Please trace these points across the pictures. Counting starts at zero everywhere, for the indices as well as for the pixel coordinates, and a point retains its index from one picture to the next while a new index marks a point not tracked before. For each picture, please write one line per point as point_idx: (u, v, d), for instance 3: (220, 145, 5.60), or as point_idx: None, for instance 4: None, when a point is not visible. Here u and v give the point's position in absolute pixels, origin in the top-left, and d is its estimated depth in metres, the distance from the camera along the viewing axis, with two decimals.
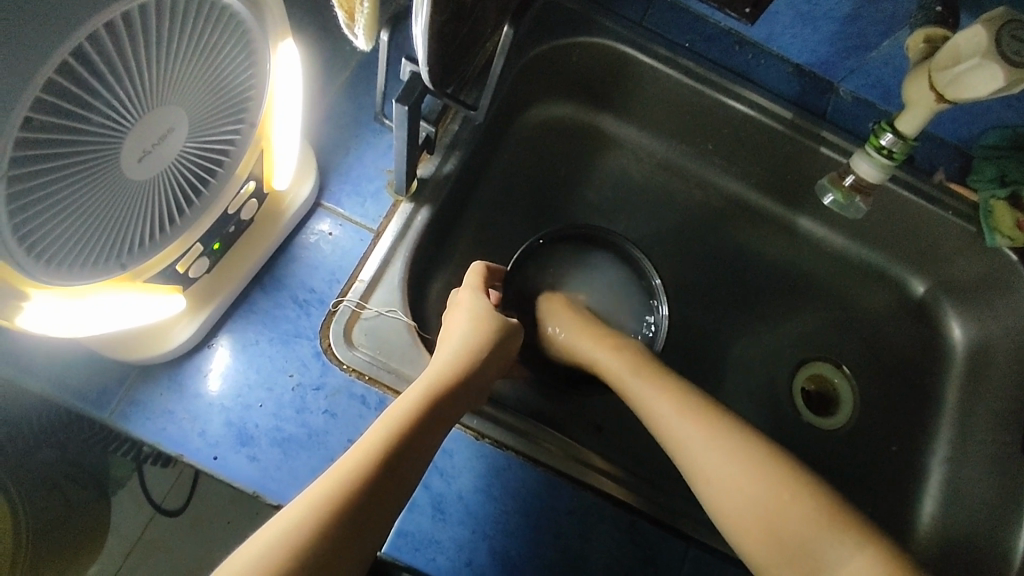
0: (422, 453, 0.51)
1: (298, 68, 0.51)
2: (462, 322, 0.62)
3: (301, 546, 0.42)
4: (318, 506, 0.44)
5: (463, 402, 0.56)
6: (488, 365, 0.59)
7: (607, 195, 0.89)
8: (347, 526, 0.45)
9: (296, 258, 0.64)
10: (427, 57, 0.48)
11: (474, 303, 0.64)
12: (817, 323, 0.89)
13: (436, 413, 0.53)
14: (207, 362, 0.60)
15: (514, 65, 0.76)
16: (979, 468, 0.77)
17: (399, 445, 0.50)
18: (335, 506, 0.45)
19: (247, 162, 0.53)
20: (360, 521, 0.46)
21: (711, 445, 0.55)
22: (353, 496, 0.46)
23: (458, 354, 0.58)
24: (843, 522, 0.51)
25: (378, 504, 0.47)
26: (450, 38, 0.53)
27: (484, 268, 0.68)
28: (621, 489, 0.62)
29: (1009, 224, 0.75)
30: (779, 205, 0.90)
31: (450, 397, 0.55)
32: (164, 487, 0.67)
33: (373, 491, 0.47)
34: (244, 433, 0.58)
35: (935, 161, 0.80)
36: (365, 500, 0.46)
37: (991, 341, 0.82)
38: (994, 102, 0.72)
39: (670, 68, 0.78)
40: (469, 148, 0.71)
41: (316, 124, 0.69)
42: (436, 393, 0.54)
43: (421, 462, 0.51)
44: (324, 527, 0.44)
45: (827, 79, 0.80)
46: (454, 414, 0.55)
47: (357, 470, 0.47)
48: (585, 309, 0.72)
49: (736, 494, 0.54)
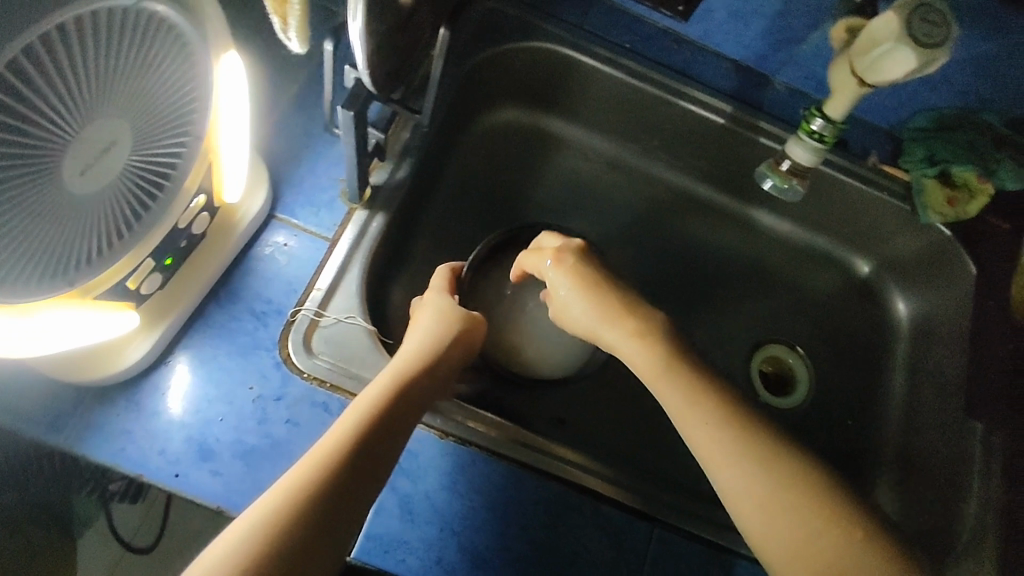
0: (391, 442, 0.52)
1: (241, 78, 0.51)
2: (426, 316, 0.63)
3: (273, 539, 0.43)
4: (288, 499, 0.45)
5: (430, 390, 0.57)
6: (452, 353, 0.61)
7: (559, 195, 0.91)
8: (320, 517, 0.45)
9: (251, 271, 0.64)
10: (367, 64, 0.49)
11: (436, 302, 0.64)
12: (769, 308, 0.92)
13: (403, 400, 0.54)
14: (164, 379, 0.59)
15: (460, 71, 0.78)
16: (928, 435, 0.80)
17: (367, 435, 0.51)
18: (306, 498, 0.45)
19: (196, 175, 0.53)
20: (332, 511, 0.46)
21: (721, 442, 0.52)
22: (324, 488, 0.47)
23: (423, 345, 0.60)
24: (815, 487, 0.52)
25: (351, 496, 0.48)
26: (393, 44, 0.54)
27: (449, 271, 0.69)
28: (580, 473, 0.65)
29: (941, 201, 0.79)
30: (725, 196, 0.93)
31: (416, 383, 0.56)
32: (133, 521, 0.56)
33: (344, 481, 0.48)
34: (206, 448, 0.58)
35: (867, 146, 0.84)
36: (337, 492, 0.47)
37: (931, 313, 0.86)
38: (916, 86, 0.76)
39: (613, 69, 0.81)
40: (420, 154, 0.72)
41: (266, 137, 0.69)
42: (403, 382, 0.55)
43: (389, 454, 0.52)
44: (295, 519, 0.44)
45: (760, 73, 0.83)
46: (422, 401, 0.56)
47: (326, 461, 0.48)
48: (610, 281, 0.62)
49: (745, 501, 0.51)
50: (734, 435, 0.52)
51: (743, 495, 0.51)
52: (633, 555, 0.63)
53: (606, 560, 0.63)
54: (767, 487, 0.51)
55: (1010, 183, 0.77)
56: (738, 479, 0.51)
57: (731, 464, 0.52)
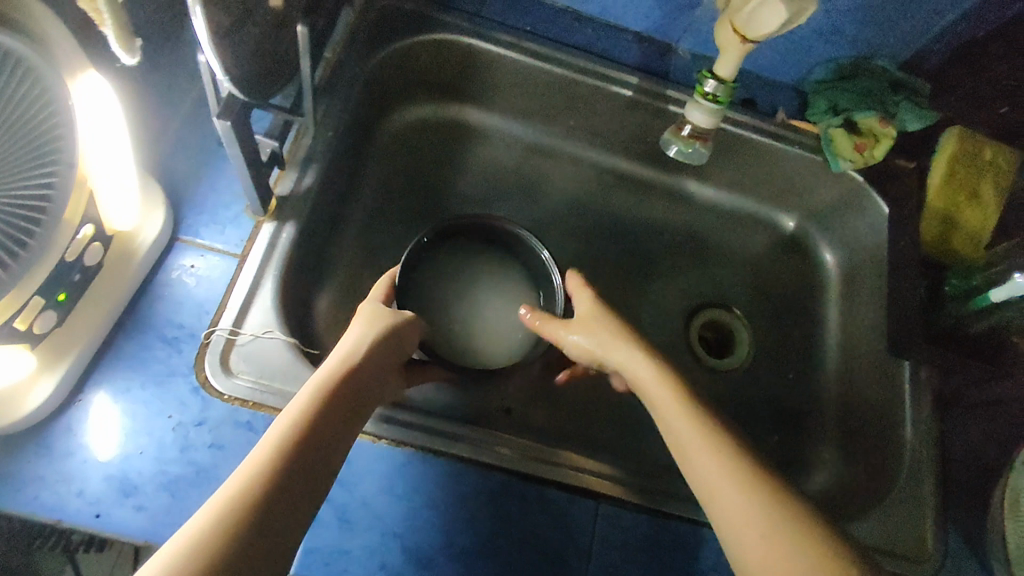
0: (330, 443, 0.49)
1: (107, 96, 0.49)
2: (357, 322, 0.61)
3: (219, 546, 0.38)
4: (230, 504, 0.40)
5: (361, 390, 0.54)
6: (383, 348, 0.58)
7: (481, 186, 0.89)
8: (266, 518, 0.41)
9: (159, 297, 0.63)
10: (224, 69, 0.49)
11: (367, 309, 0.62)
12: (704, 277, 0.91)
13: (342, 404, 0.52)
14: (75, 419, 0.57)
15: (360, 70, 0.75)
16: (865, 380, 0.81)
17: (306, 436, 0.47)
18: (251, 500, 0.41)
19: (75, 208, 0.50)
20: (278, 513, 0.42)
21: (716, 461, 0.52)
22: (267, 490, 0.42)
23: (350, 346, 0.57)
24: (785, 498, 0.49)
25: (298, 498, 0.44)
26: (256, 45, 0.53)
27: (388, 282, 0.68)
28: (518, 461, 0.64)
29: (849, 149, 0.80)
30: (649, 167, 0.92)
31: (352, 387, 0.53)
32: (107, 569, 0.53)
33: (288, 481, 0.44)
34: (127, 484, 0.56)
35: (775, 103, 0.85)
36: (283, 492, 0.43)
37: (854, 259, 0.88)
38: (813, 39, 0.78)
39: (517, 53, 0.80)
40: (327, 159, 0.71)
41: (161, 159, 0.67)
42: (332, 383, 0.52)
43: (331, 455, 0.48)
44: (240, 523, 0.39)
45: (665, 42, 0.84)
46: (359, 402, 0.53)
47: (268, 464, 0.44)
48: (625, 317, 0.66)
49: (738, 518, 0.48)
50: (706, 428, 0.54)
51: (722, 493, 0.50)
52: (580, 533, 0.63)
53: (555, 541, 0.63)
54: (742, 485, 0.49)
55: (910, 122, 0.78)
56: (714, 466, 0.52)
57: (710, 453, 0.52)
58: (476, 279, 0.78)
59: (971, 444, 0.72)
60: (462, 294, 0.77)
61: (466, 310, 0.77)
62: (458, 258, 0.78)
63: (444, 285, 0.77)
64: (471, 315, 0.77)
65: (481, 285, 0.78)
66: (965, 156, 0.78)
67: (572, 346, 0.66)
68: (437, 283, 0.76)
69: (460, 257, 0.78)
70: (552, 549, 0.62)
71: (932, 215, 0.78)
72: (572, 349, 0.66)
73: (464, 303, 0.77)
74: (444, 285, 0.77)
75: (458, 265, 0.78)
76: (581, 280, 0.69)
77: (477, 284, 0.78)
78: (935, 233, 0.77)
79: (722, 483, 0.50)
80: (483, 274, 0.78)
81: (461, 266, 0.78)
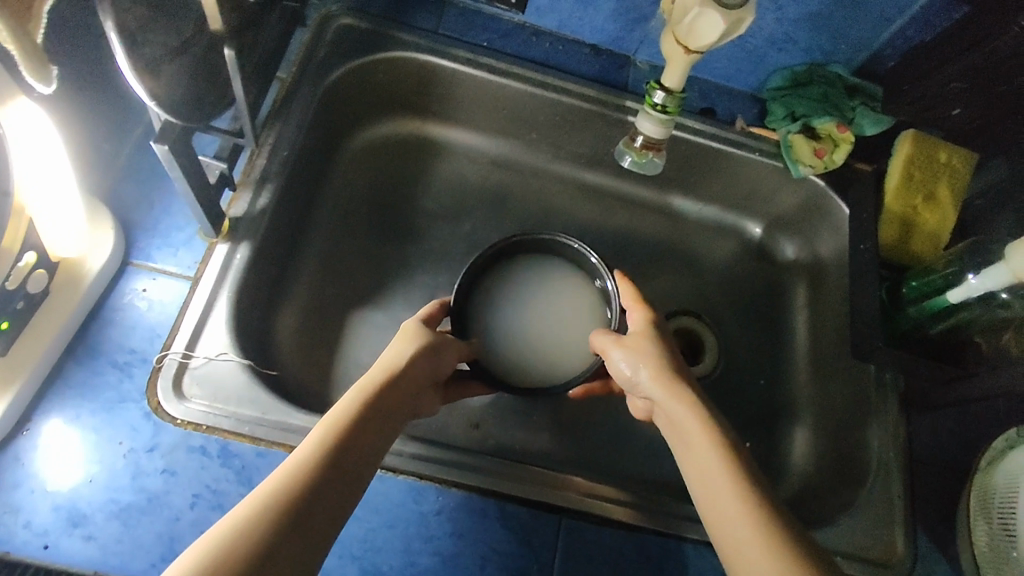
0: (357, 460, 0.50)
1: (43, 124, 0.50)
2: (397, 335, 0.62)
3: (235, 558, 0.39)
4: (264, 510, 0.42)
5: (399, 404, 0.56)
6: (421, 361, 0.60)
7: (446, 201, 0.88)
8: (284, 530, 0.42)
9: (110, 322, 0.62)
10: (151, 94, 0.49)
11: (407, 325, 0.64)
12: (673, 284, 0.91)
13: (378, 420, 0.53)
14: (24, 448, 0.57)
15: (317, 89, 0.75)
16: (834, 383, 0.81)
17: (335, 452, 0.48)
18: (270, 514, 0.42)
19: (14, 235, 0.50)
20: (297, 525, 0.43)
21: (726, 493, 0.51)
22: (290, 505, 0.43)
23: (391, 358, 0.59)
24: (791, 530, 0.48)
25: (316, 513, 0.44)
26: (188, 68, 0.53)
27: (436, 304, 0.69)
28: (499, 481, 0.63)
29: (809, 154, 0.80)
30: (612, 178, 0.92)
31: (389, 403, 0.55)
32: None
33: (310, 496, 0.44)
34: (76, 513, 0.55)
35: (733, 111, 0.85)
36: (301, 507, 0.44)
37: (820, 263, 0.88)
38: (765, 47, 0.79)
39: (474, 68, 0.80)
40: (282, 179, 0.71)
41: (115, 183, 0.67)
42: (369, 398, 0.53)
43: (356, 471, 0.49)
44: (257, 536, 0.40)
45: (622, 54, 0.85)
46: (393, 418, 0.55)
47: (294, 476, 0.45)
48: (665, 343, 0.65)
49: (741, 552, 0.47)
50: (722, 458, 0.53)
51: (733, 530, 0.49)
52: (541, 549, 0.63)
53: (516, 557, 0.62)
54: (753, 523, 0.48)
55: (868, 129, 0.79)
56: (728, 504, 0.50)
57: (727, 490, 0.51)
58: (540, 292, 0.77)
59: (937, 446, 0.74)
60: (526, 309, 0.76)
61: (529, 326, 0.76)
62: (518, 272, 0.77)
63: (507, 302, 0.76)
64: (536, 330, 0.76)
65: (546, 298, 0.77)
66: (920, 158, 0.78)
67: (615, 369, 0.65)
68: (498, 300, 0.76)
69: (520, 271, 0.77)
70: (515, 565, 0.62)
71: (891, 219, 0.77)
72: (615, 373, 0.65)
73: (529, 317, 0.76)
74: (505, 302, 0.76)
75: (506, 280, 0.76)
76: (637, 296, 0.70)
77: (542, 298, 0.77)
78: (895, 236, 0.77)
79: (734, 522, 0.49)
80: (548, 285, 0.77)
81: (521, 280, 0.77)
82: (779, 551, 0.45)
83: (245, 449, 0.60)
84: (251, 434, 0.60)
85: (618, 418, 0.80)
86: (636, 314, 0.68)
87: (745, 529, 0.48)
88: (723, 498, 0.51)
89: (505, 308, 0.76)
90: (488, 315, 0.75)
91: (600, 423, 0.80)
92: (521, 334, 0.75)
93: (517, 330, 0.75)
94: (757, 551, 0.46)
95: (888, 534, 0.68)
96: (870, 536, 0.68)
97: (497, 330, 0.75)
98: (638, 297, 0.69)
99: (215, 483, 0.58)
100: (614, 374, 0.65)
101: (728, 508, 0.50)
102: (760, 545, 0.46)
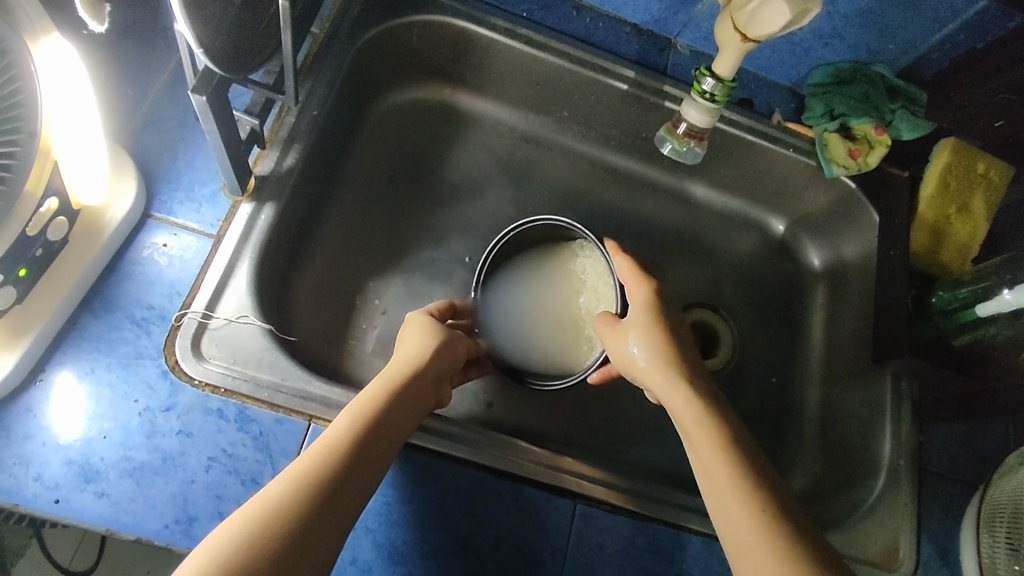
0: (367, 454, 0.52)
1: (73, 65, 0.48)
2: (414, 332, 0.65)
3: (240, 554, 0.42)
4: (267, 510, 0.45)
5: (413, 398, 0.58)
6: (436, 360, 0.62)
7: (471, 173, 0.86)
8: (297, 535, 0.45)
9: (128, 276, 0.60)
10: (197, 40, 0.46)
11: (416, 320, 0.66)
12: (693, 275, 0.89)
13: (388, 412, 0.55)
14: (38, 400, 0.55)
15: (349, 49, 0.72)
16: (847, 386, 0.81)
17: (348, 452, 0.51)
18: (279, 518, 0.45)
19: (38, 177, 0.47)
20: (307, 527, 0.46)
21: (727, 493, 0.50)
22: (294, 502, 0.46)
23: (408, 357, 0.61)
24: (797, 532, 0.48)
25: (333, 512, 0.48)
26: (229, 16, 0.50)
27: (447, 304, 0.72)
28: (502, 462, 0.63)
29: (843, 154, 0.79)
30: (640, 163, 0.90)
31: (401, 398, 0.57)
32: None
33: (323, 498, 0.47)
34: (89, 469, 0.54)
35: (771, 104, 0.83)
36: (316, 510, 0.47)
37: (842, 266, 0.87)
38: (812, 41, 0.76)
39: (511, 39, 0.77)
40: (310, 139, 0.69)
41: (139, 132, 0.65)
42: (377, 398, 0.55)
43: (371, 471, 0.52)
44: (268, 542, 0.43)
45: (663, 36, 0.81)
46: (410, 412, 0.57)
47: (297, 479, 0.48)
48: (674, 332, 0.63)
49: (744, 556, 0.47)
50: (724, 455, 0.52)
51: (737, 535, 0.48)
52: (554, 533, 0.62)
53: (530, 539, 0.62)
54: (756, 529, 0.48)
55: (906, 133, 0.78)
56: (731, 507, 0.50)
57: (731, 491, 0.50)
58: (568, 278, 0.78)
59: (946, 457, 0.74)
60: (552, 293, 0.78)
61: (554, 312, 0.78)
62: (544, 260, 0.79)
63: (536, 291, 0.78)
64: (564, 313, 0.77)
65: (575, 282, 0.78)
66: (958, 168, 0.78)
67: (618, 348, 0.63)
68: (529, 289, 0.78)
69: (549, 259, 0.79)
70: (527, 547, 0.61)
71: (923, 226, 0.78)
72: (618, 356, 0.63)
73: (559, 303, 0.78)
74: (535, 290, 0.78)
75: (536, 268, 0.78)
76: (636, 271, 0.67)
77: (571, 283, 0.78)
78: (925, 244, 0.77)
79: (739, 527, 0.49)
80: (575, 271, 0.78)
81: (543, 265, 0.79)
82: (786, 560, 0.45)
83: (263, 415, 0.58)
84: (270, 400, 0.59)
85: (629, 407, 0.80)
86: (638, 290, 0.66)
87: (749, 535, 0.48)
88: (726, 498, 0.50)
89: (535, 297, 0.78)
90: (519, 306, 0.78)
91: (612, 411, 0.79)
92: (552, 321, 0.77)
93: (546, 317, 0.77)
94: (762, 560, 0.46)
95: (895, 540, 0.69)
96: (876, 541, 0.68)
97: (529, 320, 0.77)
98: (637, 271, 0.67)
99: (232, 447, 0.56)
100: (615, 356, 0.64)
101: (732, 511, 0.50)
102: (765, 553, 0.46)
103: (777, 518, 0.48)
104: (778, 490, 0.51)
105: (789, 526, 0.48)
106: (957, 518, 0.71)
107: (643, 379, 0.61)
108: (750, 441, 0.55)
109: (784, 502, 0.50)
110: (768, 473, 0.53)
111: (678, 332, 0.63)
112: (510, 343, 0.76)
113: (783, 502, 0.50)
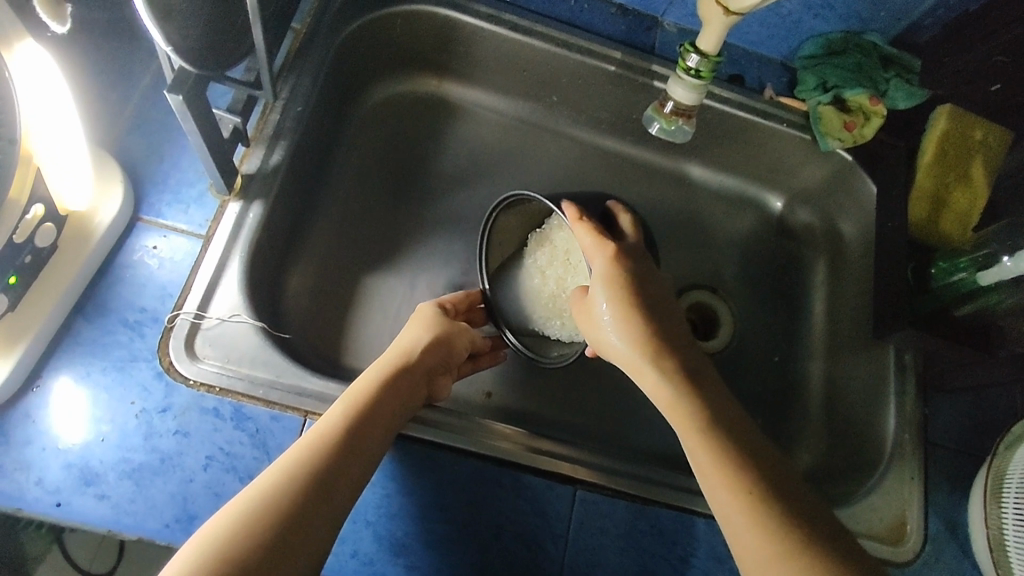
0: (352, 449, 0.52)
1: (49, 69, 0.47)
2: (411, 329, 0.65)
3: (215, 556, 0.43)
4: (241, 512, 0.46)
5: (402, 392, 0.58)
6: (428, 354, 0.62)
7: (463, 162, 0.85)
8: (279, 536, 0.45)
9: (119, 279, 0.60)
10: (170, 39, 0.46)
11: (422, 312, 0.67)
12: (692, 254, 0.88)
13: (372, 407, 0.55)
14: (35, 405, 0.56)
15: (331, 44, 0.72)
16: (851, 362, 0.80)
17: (326, 451, 0.50)
18: (259, 521, 0.45)
19: (22, 184, 0.47)
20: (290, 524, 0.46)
21: (710, 471, 0.50)
22: (270, 503, 0.46)
23: (403, 350, 0.61)
24: (788, 503, 0.48)
25: (322, 507, 0.48)
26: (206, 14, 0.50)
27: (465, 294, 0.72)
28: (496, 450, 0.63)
29: (838, 126, 0.77)
30: (632, 144, 0.89)
31: (389, 394, 0.56)
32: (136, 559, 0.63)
33: (308, 499, 0.48)
34: (88, 472, 0.54)
35: (762, 79, 0.82)
36: (304, 507, 0.47)
37: (843, 241, 0.86)
38: (801, 13, 0.74)
39: (495, 25, 0.76)
40: (296, 136, 0.69)
41: (125, 135, 0.65)
42: (363, 394, 0.55)
43: (360, 467, 0.52)
44: (249, 545, 0.44)
45: (650, 15, 0.80)
46: (397, 407, 0.57)
47: (276, 482, 0.48)
48: (648, 303, 0.60)
49: (735, 532, 0.47)
50: (703, 434, 0.52)
51: (725, 512, 0.48)
52: (555, 519, 0.62)
53: (531, 526, 0.62)
54: (740, 506, 0.48)
55: (902, 101, 0.77)
56: (718, 490, 0.49)
57: (716, 475, 0.50)
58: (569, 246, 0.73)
59: (951, 429, 0.73)
60: (560, 264, 0.74)
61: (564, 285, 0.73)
62: (544, 233, 0.75)
63: (538, 267, 0.74)
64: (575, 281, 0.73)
65: None
66: (956, 136, 0.75)
67: (591, 329, 0.62)
68: (538, 258, 0.75)
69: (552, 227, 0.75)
70: (528, 534, 0.61)
71: (922, 197, 0.75)
72: (593, 334, 0.62)
73: (573, 270, 0.73)
74: (544, 261, 0.74)
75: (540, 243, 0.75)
76: (598, 239, 0.66)
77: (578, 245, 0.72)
78: (924, 214, 0.75)
79: (728, 510, 0.48)
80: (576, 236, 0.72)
81: (547, 238, 0.75)
82: (772, 543, 0.45)
83: (259, 412, 0.59)
84: (265, 397, 0.59)
85: (630, 392, 0.79)
86: (595, 261, 0.64)
87: (738, 520, 0.47)
88: (709, 476, 0.50)
89: (540, 271, 0.74)
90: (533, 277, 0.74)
91: (613, 395, 0.79)
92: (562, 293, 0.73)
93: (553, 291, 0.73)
94: (749, 535, 0.46)
95: (902, 515, 0.68)
96: (882, 517, 0.68)
97: (541, 292, 0.73)
98: (597, 238, 0.66)
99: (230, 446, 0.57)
100: (591, 335, 0.62)
101: (719, 494, 0.49)
102: (750, 531, 0.46)
103: (765, 499, 0.48)
104: (766, 462, 0.51)
105: (777, 505, 0.47)
106: (965, 490, 0.70)
107: (619, 361, 0.60)
108: (740, 414, 0.55)
109: (774, 479, 0.50)
110: (760, 449, 0.52)
111: (654, 304, 0.61)
112: (527, 315, 0.74)
113: (773, 480, 0.49)
